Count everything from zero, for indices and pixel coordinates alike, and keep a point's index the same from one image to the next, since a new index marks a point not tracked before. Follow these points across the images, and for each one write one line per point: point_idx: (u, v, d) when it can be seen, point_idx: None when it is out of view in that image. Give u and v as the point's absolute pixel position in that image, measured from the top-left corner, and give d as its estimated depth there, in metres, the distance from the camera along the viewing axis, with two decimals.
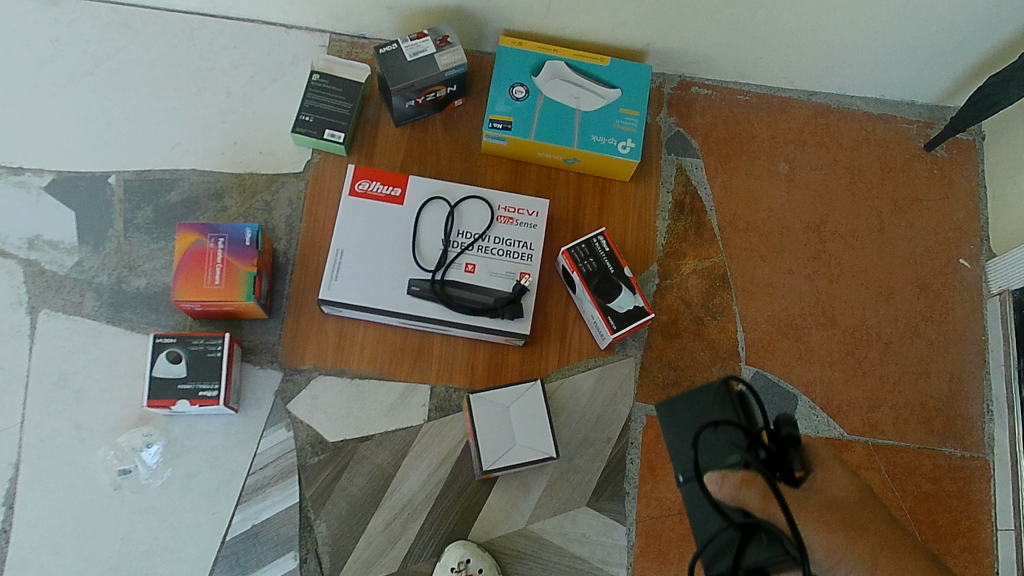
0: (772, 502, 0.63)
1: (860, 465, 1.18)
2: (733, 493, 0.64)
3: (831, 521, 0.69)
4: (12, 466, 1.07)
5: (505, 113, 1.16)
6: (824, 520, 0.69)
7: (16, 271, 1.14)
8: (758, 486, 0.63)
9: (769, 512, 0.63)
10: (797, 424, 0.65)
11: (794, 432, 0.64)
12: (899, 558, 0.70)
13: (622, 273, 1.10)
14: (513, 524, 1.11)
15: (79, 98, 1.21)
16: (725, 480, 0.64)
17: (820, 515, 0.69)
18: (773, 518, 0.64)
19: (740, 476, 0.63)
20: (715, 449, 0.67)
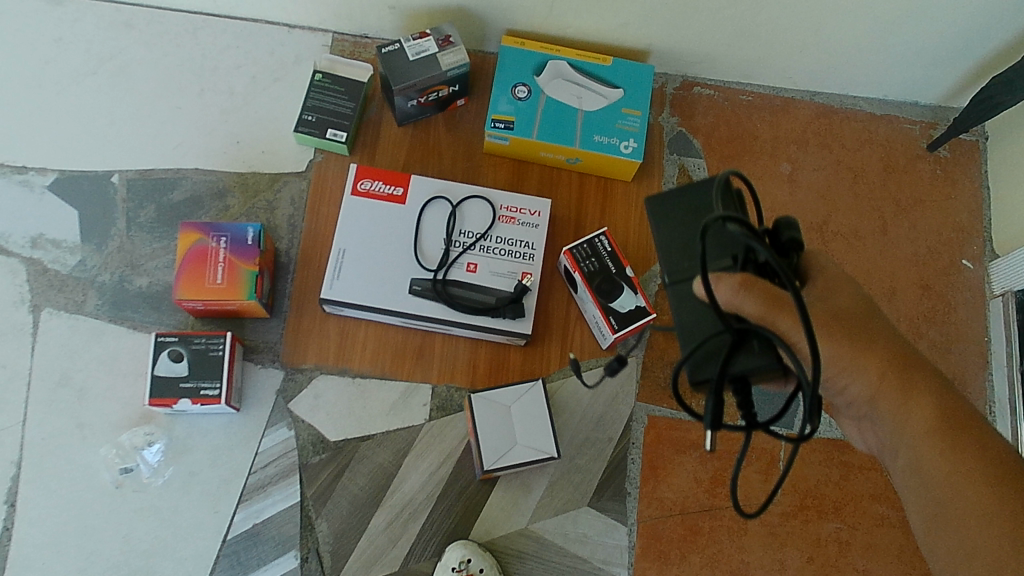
0: (768, 309, 0.65)
1: (863, 466, 1.18)
2: (730, 297, 0.65)
3: (835, 331, 0.74)
4: (14, 464, 1.08)
5: (507, 112, 1.16)
6: (828, 329, 0.74)
7: (19, 269, 1.14)
8: (756, 288, 0.65)
9: (764, 318, 0.65)
10: (800, 230, 0.68)
11: (796, 237, 0.67)
12: (905, 380, 0.73)
13: (624, 273, 1.10)
14: (514, 524, 1.11)
15: (82, 97, 1.21)
16: (723, 281, 0.65)
17: (824, 322, 0.74)
18: (768, 323, 0.65)
19: (738, 279, 0.65)
20: (724, 243, 0.71)
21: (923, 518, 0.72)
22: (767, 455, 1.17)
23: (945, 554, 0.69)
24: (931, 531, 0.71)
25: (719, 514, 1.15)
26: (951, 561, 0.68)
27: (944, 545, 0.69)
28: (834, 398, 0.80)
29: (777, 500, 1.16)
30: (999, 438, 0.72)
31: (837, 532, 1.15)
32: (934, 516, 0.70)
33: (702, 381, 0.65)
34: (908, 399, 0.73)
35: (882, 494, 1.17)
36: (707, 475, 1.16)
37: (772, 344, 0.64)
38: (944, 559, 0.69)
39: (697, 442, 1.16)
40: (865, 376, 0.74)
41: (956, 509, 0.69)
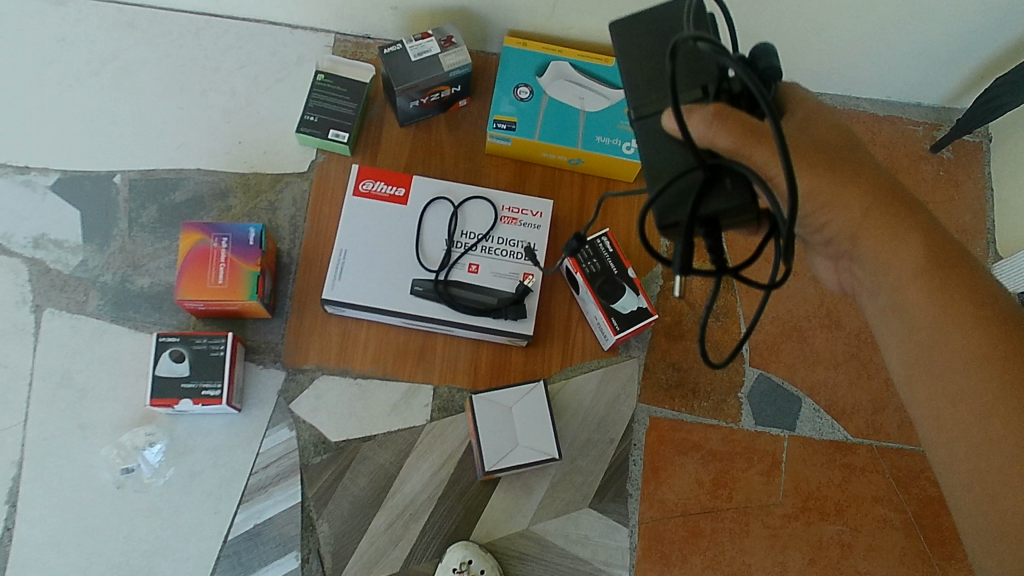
0: (743, 142, 0.63)
1: (865, 468, 1.18)
2: (704, 130, 0.63)
3: (814, 161, 0.72)
4: (15, 463, 1.08)
5: (509, 113, 1.15)
6: (808, 161, 0.72)
7: (22, 269, 1.14)
8: (729, 118, 0.63)
9: (738, 152, 0.63)
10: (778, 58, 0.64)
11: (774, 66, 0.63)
12: (891, 214, 0.71)
13: (626, 274, 1.10)
14: (515, 524, 1.11)
15: (85, 97, 1.21)
16: (696, 114, 0.63)
17: (807, 155, 0.72)
18: (743, 159, 0.64)
19: (711, 110, 0.63)
20: (693, 69, 0.70)
21: (905, 362, 0.70)
22: (769, 457, 1.17)
23: (927, 399, 0.68)
24: (912, 376, 0.69)
25: (720, 515, 1.14)
26: (933, 405, 0.67)
27: (926, 388, 0.68)
28: (813, 238, 0.79)
29: (779, 501, 1.15)
30: (989, 277, 0.69)
31: (839, 534, 1.15)
32: (917, 358, 0.69)
33: (671, 225, 0.63)
34: (892, 237, 0.71)
35: (884, 496, 1.17)
36: (708, 476, 1.15)
37: (745, 182, 0.61)
38: (926, 405, 0.68)
39: (699, 444, 1.16)
40: (846, 209, 0.72)
41: (938, 353, 0.67)
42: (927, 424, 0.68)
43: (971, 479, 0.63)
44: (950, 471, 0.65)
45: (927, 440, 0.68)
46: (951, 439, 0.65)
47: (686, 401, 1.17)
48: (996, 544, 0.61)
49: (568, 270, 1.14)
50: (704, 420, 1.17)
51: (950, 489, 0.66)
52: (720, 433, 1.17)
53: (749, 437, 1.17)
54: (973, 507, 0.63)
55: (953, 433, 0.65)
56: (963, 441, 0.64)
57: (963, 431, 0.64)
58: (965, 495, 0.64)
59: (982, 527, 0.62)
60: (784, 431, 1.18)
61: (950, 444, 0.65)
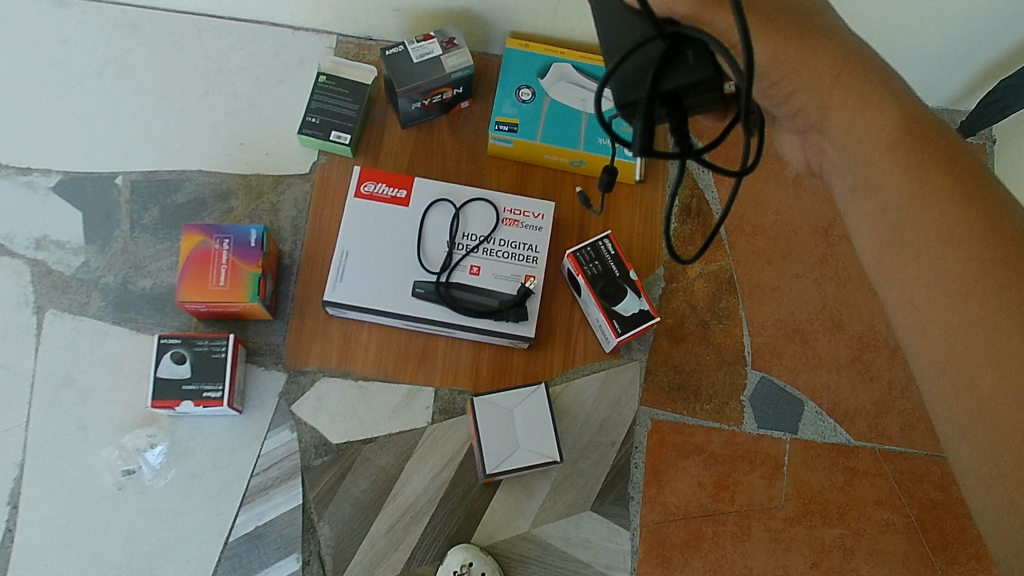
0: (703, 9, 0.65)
1: (867, 471, 1.17)
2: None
3: (773, 24, 0.67)
4: (17, 465, 1.08)
5: (511, 114, 1.15)
6: (771, 24, 0.67)
7: (24, 270, 1.15)
8: None
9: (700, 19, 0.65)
10: None
11: None
12: (862, 82, 0.66)
13: (627, 277, 1.10)
14: (517, 527, 1.11)
15: (87, 98, 1.21)
16: None
17: (765, 18, 0.67)
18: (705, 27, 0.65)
19: None
20: None
21: (876, 246, 0.64)
22: (771, 460, 1.16)
23: (895, 280, 0.62)
24: (885, 259, 0.63)
25: (722, 518, 1.14)
26: (905, 288, 0.61)
27: (897, 271, 0.62)
28: (782, 114, 0.72)
29: (781, 505, 1.15)
30: (959, 146, 0.64)
31: (841, 538, 1.15)
32: (886, 240, 0.63)
33: (630, 104, 0.58)
34: (861, 107, 0.65)
35: (887, 499, 1.17)
36: (710, 479, 1.15)
37: None
38: (898, 288, 0.62)
39: (701, 446, 1.16)
40: (811, 78, 0.67)
41: (915, 230, 0.61)
42: (901, 310, 0.62)
43: (938, 359, 0.58)
44: (924, 357, 0.60)
45: (905, 329, 0.61)
46: (925, 322, 0.59)
47: (688, 403, 1.17)
48: (960, 424, 0.56)
49: (569, 271, 1.14)
50: (706, 422, 1.17)
51: (923, 376, 0.60)
52: (722, 436, 1.17)
53: (751, 440, 1.17)
54: (940, 387, 0.58)
55: (927, 315, 0.59)
56: (931, 321, 0.59)
57: (931, 310, 0.59)
58: (932, 376, 0.59)
59: (944, 407, 0.58)
60: (786, 434, 1.18)
61: (920, 328, 0.60)
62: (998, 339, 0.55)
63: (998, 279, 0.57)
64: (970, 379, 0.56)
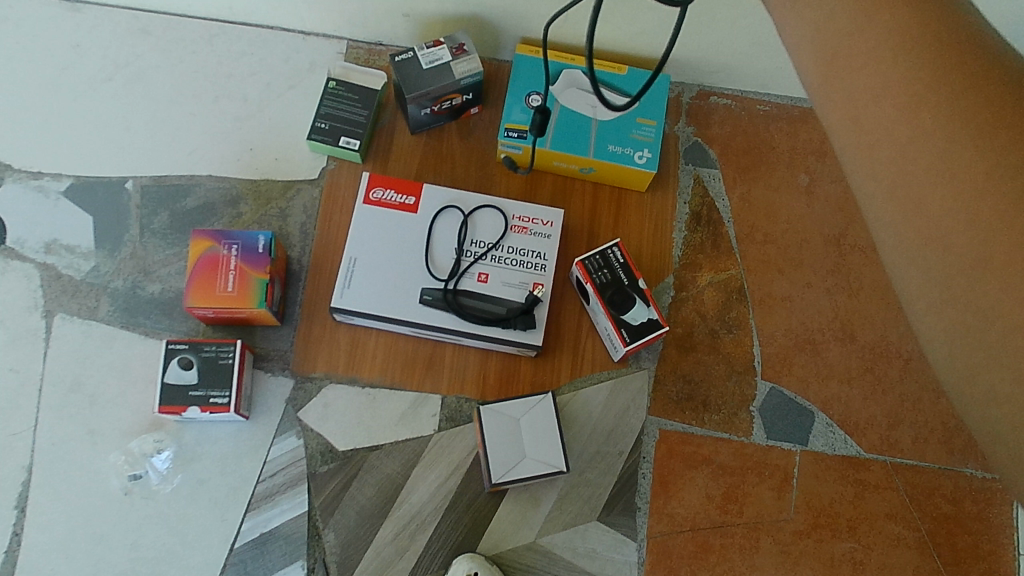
0: None
1: (878, 485, 1.16)
2: None
3: None
4: (25, 468, 1.08)
5: (521, 121, 1.15)
6: None
7: (35, 274, 1.15)
8: None
9: None
10: None
11: None
12: None
13: (636, 285, 1.08)
14: (522, 537, 1.10)
15: (99, 103, 1.22)
16: None
17: None
18: None
19: None
20: None
21: (817, 62, 0.52)
22: (780, 472, 1.15)
23: (837, 98, 0.50)
24: (828, 77, 0.51)
25: (730, 531, 1.13)
26: (851, 114, 0.49)
27: (841, 85, 0.50)
28: None
29: (790, 517, 1.14)
30: None
31: (851, 552, 1.13)
32: (830, 53, 0.51)
33: None
34: None
35: (898, 513, 1.15)
36: (718, 490, 1.14)
37: None
38: (839, 105, 0.50)
39: (709, 457, 1.15)
40: None
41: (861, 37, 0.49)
42: (842, 131, 0.50)
43: (884, 180, 0.47)
44: (867, 181, 0.48)
45: (847, 152, 0.50)
46: (870, 142, 0.48)
47: (696, 413, 1.16)
48: (916, 251, 0.45)
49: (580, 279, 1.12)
50: (715, 433, 1.16)
51: (869, 207, 0.49)
52: (731, 447, 1.16)
53: (761, 451, 1.16)
54: (887, 214, 0.47)
55: (873, 134, 0.48)
56: (879, 140, 0.47)
57: (877, 127, 0.48)
58: (877, 202, 0.48)
59: (892, 233, 0.47)
60: (796, 446, 1.16)
61: (867, 150, 0.48)
62: (947, 148, 0.44)
63: (953, 81, 0.46)
64: (922, 197, 0.45)
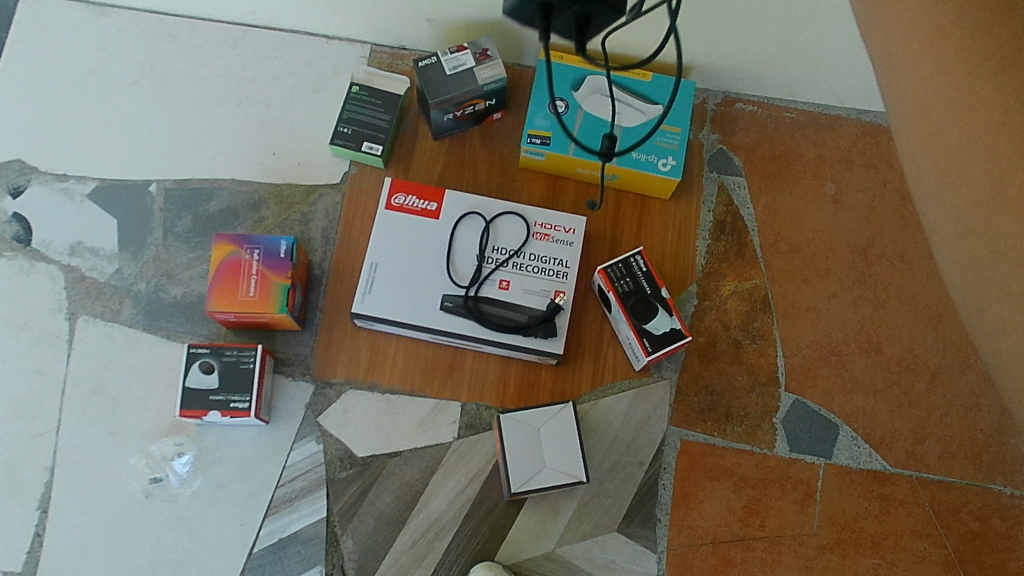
0: None
1: (903, 500, 1.14)
2: None
3: None
4: (47, 470, 1.09)
5: (544, 127, 1.14)
6: None
7: (59, 276, 1.16)
8: None
9: None
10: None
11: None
12: None
13: (659, 294, 1.07)
14: (541, 547, 1.09)
15: (123, 106, 1.23)
16: None
17: None
18: None
19: None
20: None
21: None
22: (803, 485, 1.14)
23: (874, 20, 0.45)
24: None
25: (752, 544, 1.11)
26: (887, 37, 0.44)
27: (876, 3, 0.45)
28: None
29: (813, 532, 1.12)
30: None
31: (875, 568, 1.12)
32: None
33: None
34: None
35: (924, 529, 1.13)
36: (740, 503, 1.13)
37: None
38: (877, 24, 0.45)
39: (731, 469, 1.14)
40: None
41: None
42: (882, 54, 0.45)
43: (910, 107, 0.43)
44: (900, 112, 0.44)
45: (887, 81, 0.45)
46: (899, 67, 0.43)
47: (718, 424, 1.15)
48: (937, 190, 0.41)
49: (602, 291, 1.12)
50: (737, 445, 1.15)
51: (901, 138, 0.45)
52: (753, 459, 1.14)
53: (783, 464, 1.14)
54: (914, 143, 0.43)
55: (903, 57, 0.43)
56: (908, 65, 0.43)
57: (907, 49, 0.43)
58: (906, 133, 0.43)
59: (918, 168, 0.43)
60: (819, 460, 1.15)
61: (899, 77, 0.44)
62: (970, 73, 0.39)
63: None
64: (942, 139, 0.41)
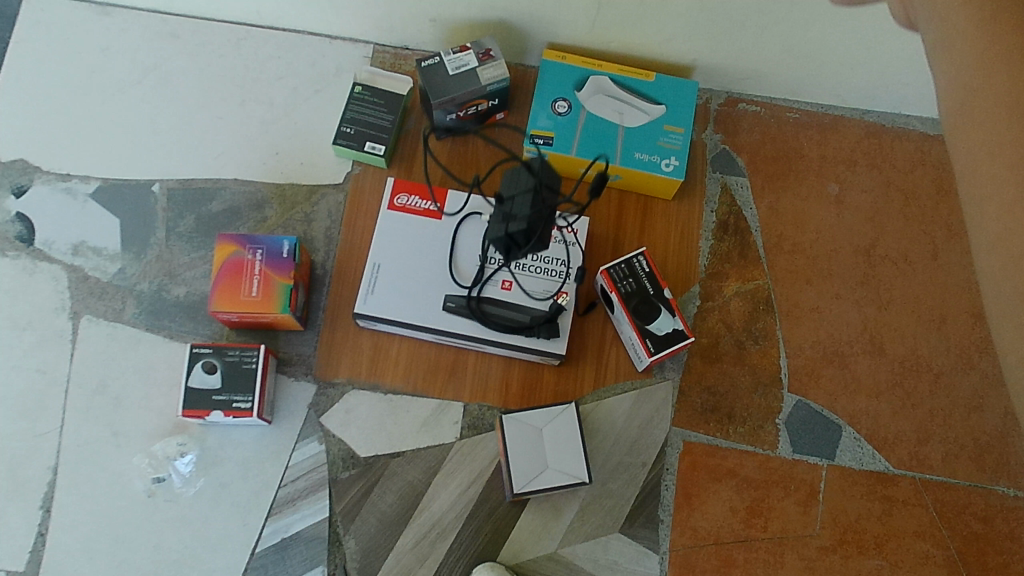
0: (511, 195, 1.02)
1: (906, 501, 1.14)
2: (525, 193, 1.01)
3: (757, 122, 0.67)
4: (50, 469, 1.09)
5: (547, 127, 1.13)
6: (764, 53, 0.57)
7: (62, 276, 1.16)
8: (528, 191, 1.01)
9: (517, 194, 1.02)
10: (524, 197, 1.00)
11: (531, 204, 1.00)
12: None
13: (662, 295, 1.07)
14: (543, 547, 1.09)
15: (127, 106, 1.23)
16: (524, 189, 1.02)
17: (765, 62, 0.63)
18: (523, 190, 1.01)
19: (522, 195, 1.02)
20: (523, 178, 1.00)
21: (953, 116, 0.53)
22: (806, 486, 1.13)
23: (966, 154, 0.51)
24: (961, 132, 0.52)
25: (754, 545, 1.11)
26: (976, 173, 0.50)
27: (970, 141, 0.51)
28: None
29: (816, 533, 1.12)
30: None
31: (878, 569, 1.11)
32: (964, 110, 0.52)
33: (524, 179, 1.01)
34: None
35: (927, 531, 1.13)
36: (743, 504, 1.13)
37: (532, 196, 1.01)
38: (970, 158, 0.51)
39: (734, 470, 1.13)
40: None
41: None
42: (968, 184, 0.52)
43: (995, 241, 0.49)
44: (985, 243, 0.50)
45: (971, 214, 0.52)
46: (989, 205, 0.50)
47: (721, 425, 1.15)
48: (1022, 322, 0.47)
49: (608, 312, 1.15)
50: (739, 446, 1.14)
51: (982, 265, 0.51)
52: (756, 460, 1.14)
53: (786, 465, 1.14)
54: (999, 272, 0.49)
55: (992, 198, 0.49)
56: (994, 204, 0.49)
57: (991, 193, 0.49)
58: (989, 259, 0.50)
59: (1004, 300, 0.49)
60: (822, 460, 1.15)
61: (985, 211, 0.50)
62: None
63: None
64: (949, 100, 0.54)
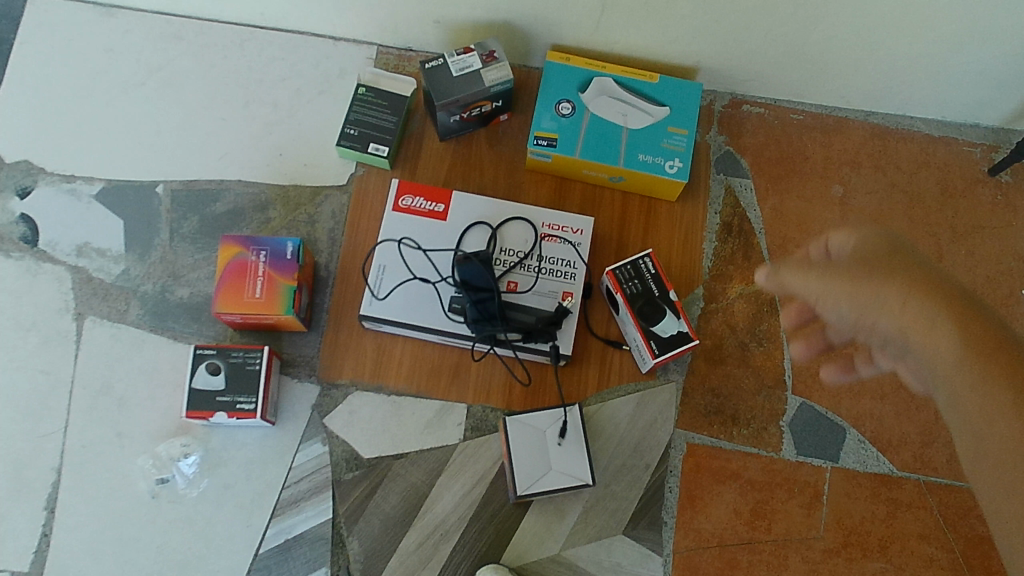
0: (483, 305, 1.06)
1: (911, 503, 1.14)
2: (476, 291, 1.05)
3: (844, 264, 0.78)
4: (54, 470, 1.09)
5: (550, 129, 1.13)
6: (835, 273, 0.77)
7: (66, 277, 1.16)
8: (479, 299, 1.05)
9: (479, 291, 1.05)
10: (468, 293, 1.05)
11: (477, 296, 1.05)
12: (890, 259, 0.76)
13: (667, 297, 1.07)
14: (547, 549, 1.09)
15: (131, 107, 1.23)
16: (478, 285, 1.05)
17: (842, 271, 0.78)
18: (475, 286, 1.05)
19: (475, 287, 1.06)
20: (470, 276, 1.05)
21: (952, 408, 0.68)
22: (810, 488, 1.13)
23: (962, 416, 0.67)
24: (948, 390, 0.69)
25: (758, 548, 1.11)
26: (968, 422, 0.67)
27: (962, 405, 0.67)
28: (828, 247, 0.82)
29: (820, 535, 1.12)
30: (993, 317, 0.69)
31: (882, 572, 1.11)
32: (947, 375, 0.69)
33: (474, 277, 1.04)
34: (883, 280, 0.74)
35: (931, 533, 1.13)
36: (747, 506, 1.13)
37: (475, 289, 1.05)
38: (963, 421, 0.67)
39: (737, 472, 1.13)
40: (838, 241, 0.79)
41: (881, 299, 0.75)
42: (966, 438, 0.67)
43: (992, 467, 0.65)
44: (988, 479, 0.65)
45: (983, 478, 0.66)
46: (999, 467, 0.64)
47: (725, 427, 1.14)
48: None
49: (604, 340, 1.14)
50: (743, 448, 1.14)
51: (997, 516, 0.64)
52: (760, 462, 1.14)
53: (790, 467, 1.14)
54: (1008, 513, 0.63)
55: (995, 456, 0.64)
56: (986, 463, 0.65)
57: (1003, 454, 0.64)
58: (987, 481, 0.65)
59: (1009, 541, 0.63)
60: (826, 463, 1.14)
61: (989, 470, 0.65)
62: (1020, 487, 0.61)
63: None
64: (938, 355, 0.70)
